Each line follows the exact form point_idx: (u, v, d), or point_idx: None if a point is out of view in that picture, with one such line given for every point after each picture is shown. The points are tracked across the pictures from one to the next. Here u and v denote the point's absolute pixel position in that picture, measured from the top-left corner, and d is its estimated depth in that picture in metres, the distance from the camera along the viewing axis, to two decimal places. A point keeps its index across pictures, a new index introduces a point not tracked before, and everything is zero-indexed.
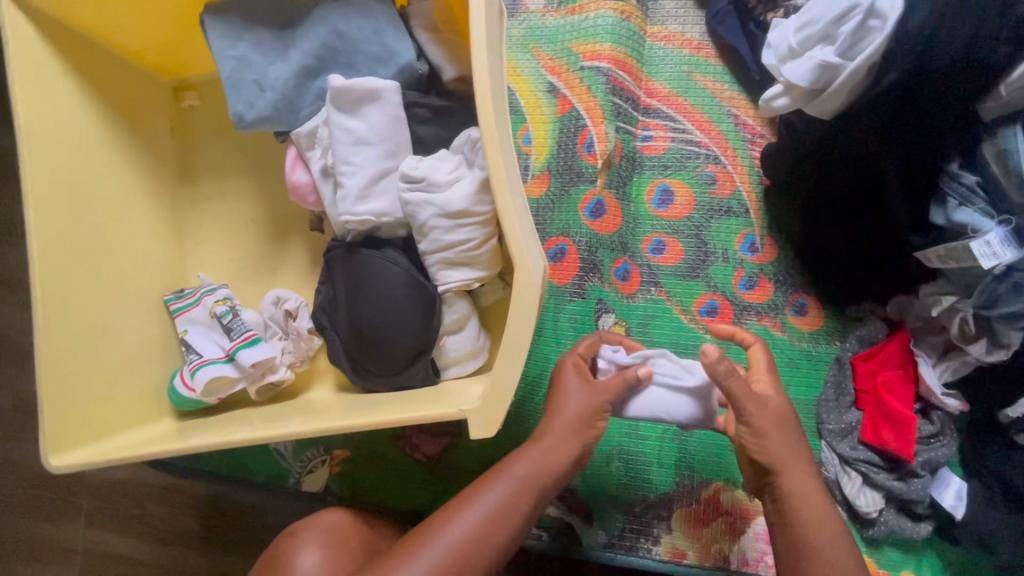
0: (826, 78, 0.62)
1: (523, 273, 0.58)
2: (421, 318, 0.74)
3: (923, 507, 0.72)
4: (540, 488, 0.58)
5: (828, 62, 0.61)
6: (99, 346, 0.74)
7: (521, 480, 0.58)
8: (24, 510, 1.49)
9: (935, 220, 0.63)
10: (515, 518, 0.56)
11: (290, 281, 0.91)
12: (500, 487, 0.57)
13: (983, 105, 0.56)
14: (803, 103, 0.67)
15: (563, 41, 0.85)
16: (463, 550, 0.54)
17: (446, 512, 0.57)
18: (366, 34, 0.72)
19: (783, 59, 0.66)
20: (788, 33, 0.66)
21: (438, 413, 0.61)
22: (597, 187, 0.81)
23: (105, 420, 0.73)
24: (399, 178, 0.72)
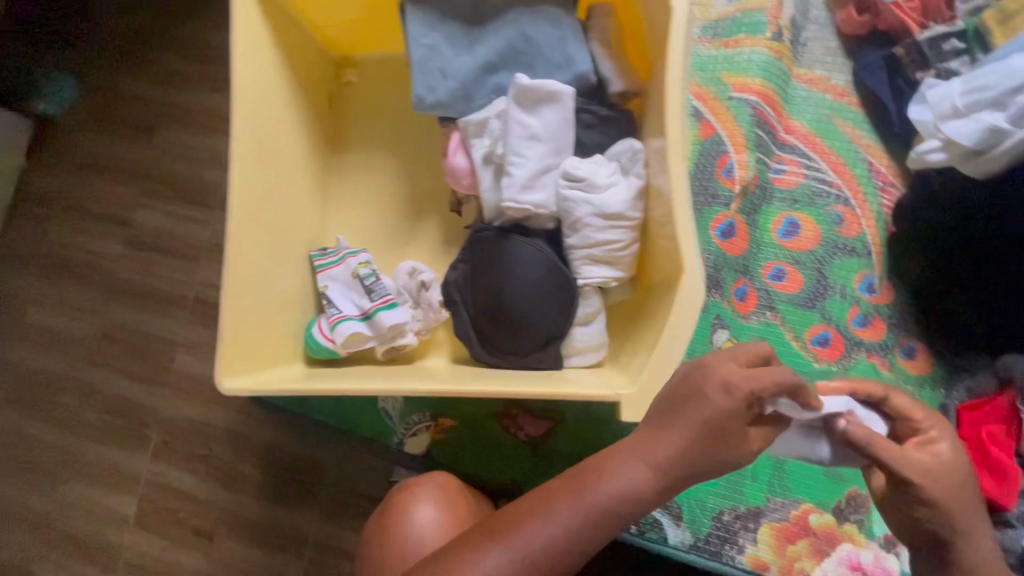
0: (991, 140, 0.69)
1: (690, 278, 0.64)
2: (560, 307, 0.80)
3: (1011, 559, 0.70)
4: (612, 515, 0.48)
5: (999, 126, 0.68)
6: (263, 288, 0.81)
7: (584, 502, 0.48)
8: (99, 433, 1.58)
9: None
10: (591, 539, 0.47)
11: (419, 255, 0.97)
12: (561, 505, 0.48)
13: None
14: (957, 162, 0.73)
15: (713, 70, 0.89)
16: (539, 566, 0.46)
17: (495, 525, 0.49)
18: (551, 41, 0.78)
19: (945, 116, 0.74)
20: (953, 93, 0.73)
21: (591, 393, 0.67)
22: (730, 211, 0.86)
23: (260, 356, 0.80)
24: (561, 175, 0.77)
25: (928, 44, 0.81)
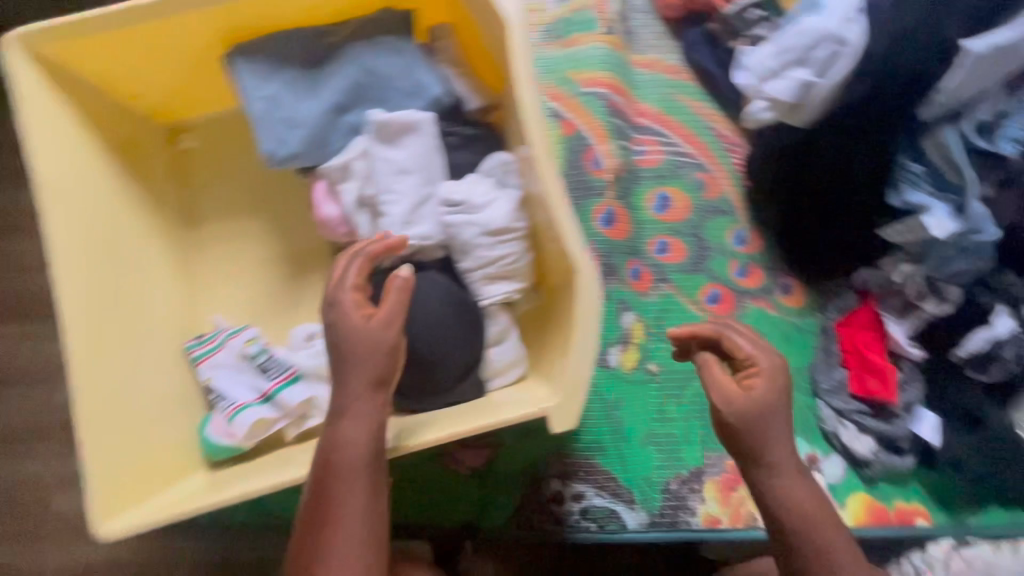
0: (805, 95, 0.74)
1: (585, 277, 0.65)
2: (468, 334, 0.79)
3: (905, 442, 0.86)
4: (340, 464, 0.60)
5: (808, 83, 0.72)
6: (127, 403, 0.72)
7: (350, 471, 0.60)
8: None
9: (893, 203, 0.78)
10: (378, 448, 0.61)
11: (314, 316, 0.90)
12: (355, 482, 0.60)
13: (920, 111, 0.71)
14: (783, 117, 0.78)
15: (562, 70, 0.93)
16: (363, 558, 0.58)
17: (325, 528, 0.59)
18: (397, 71, 0.76)
19: (763, 78, 0.77)
20: (763, 57, 0.76)
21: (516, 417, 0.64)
22: (606, 199, 0.90)
23: (140, 487, 0.69)
24: (439, 203, 0.76)
25: (735, 17, 0.90)
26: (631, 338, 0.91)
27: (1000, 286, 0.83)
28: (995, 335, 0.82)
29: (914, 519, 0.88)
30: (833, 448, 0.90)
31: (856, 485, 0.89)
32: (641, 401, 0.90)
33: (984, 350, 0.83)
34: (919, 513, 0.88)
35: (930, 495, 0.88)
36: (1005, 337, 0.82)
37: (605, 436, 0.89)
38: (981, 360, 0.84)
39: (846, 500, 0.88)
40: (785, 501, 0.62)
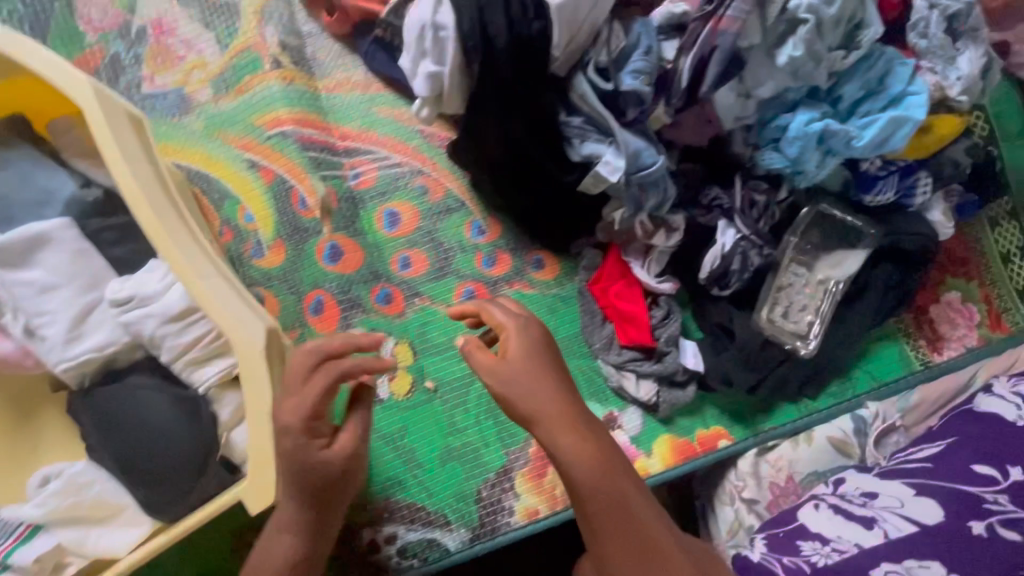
0: (438, 85, 0.71)
1: (242, 343, 0.62)
2: (188, 427, 0.73)
3: (680, 375, 0.87)
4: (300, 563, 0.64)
5: (431, 73, 0.70)
6: None
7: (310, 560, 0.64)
8: None
9: (574, 158, 0.77)
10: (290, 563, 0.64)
11: (57, 454, 0.83)
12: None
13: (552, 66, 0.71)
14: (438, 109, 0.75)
15: (244, 118, 0.89)
16: None
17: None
18: (16, 184, 0.71)
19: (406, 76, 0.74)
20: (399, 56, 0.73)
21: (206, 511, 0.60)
22: (325, 235, 0.88)
23: None
24: (108, 306, 0.71)
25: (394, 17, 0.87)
26: (395, 366, 0.88)
27: (711, 203, 0.85)
28: (720, 249, 0.83)
29: (717, 442, 0.89)
30: (626, 402, 0.89)
31: (657, 429, 0.88)
32: (426, 419, 0.88)
33: (718, 267, 0.84)
34: (721, 435, 0.89)
35: (725, 414, 0.90)
36: (728, 249, 0.83)
37: (400, 469, 0.86)
38: (720, 277, 0.85)
39: (651, 448, 0.87)
40: (601, 493, 0.65)
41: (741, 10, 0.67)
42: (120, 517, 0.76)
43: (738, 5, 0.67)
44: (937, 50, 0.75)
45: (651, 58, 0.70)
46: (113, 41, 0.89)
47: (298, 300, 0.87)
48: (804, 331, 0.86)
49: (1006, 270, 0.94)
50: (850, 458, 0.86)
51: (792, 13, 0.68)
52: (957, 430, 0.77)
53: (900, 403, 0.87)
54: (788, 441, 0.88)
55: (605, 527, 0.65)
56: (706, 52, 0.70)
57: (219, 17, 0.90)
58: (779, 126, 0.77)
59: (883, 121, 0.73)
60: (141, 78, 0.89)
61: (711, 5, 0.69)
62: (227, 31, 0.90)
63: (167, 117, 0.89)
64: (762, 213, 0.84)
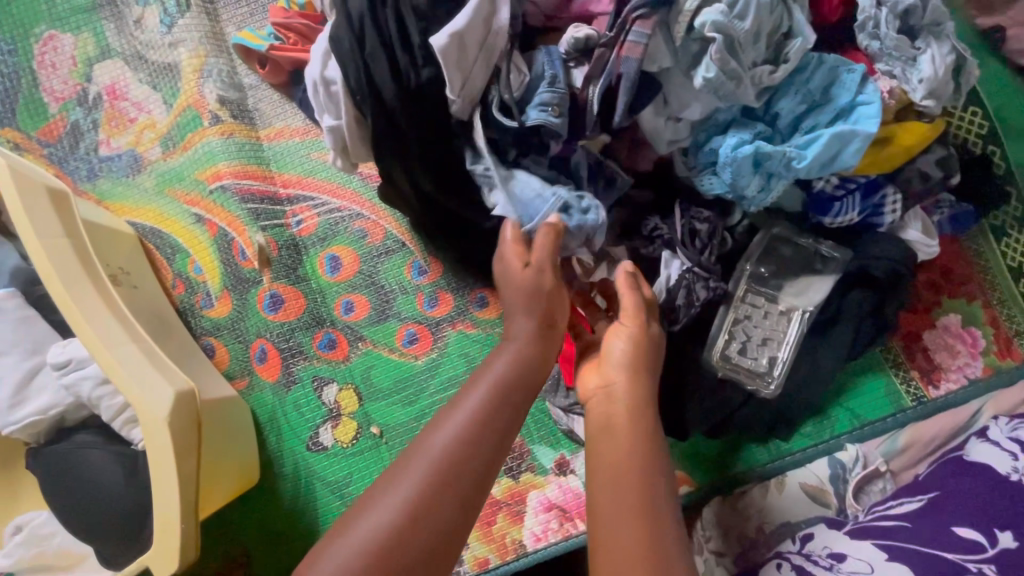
0: (339, 139, 0.69)
1: (148, 410, 0.63)
2: (127, 483, 0.75)
3: None
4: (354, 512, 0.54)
5: (330, 126, 0.68)
6: None
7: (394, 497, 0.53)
8: None
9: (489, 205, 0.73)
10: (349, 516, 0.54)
11: (33, 504, 0.88)
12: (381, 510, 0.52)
13: (453, 109, 0.67)
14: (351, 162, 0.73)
15: (189, 175, 0.92)
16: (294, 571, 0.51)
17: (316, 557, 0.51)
18: None
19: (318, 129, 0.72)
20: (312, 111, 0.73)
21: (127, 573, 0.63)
22: (266, 284, 0.89)
23: None
24: (50, 370, 0.74)
25: None
26: (339, 412, 0.87)
27: (653, 233, 0.79)
28: (664, 282, 0.77)
29: (678, 489, 0.82)
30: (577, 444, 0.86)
31: None
32: (373, 464, 0.85)
33: (664, 301, 0.77)
34: (682, 480, 0.82)
35: (686, 457, 0.83)
36: (674, 283, 0.76)
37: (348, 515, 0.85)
38: (666, 311, 0.77)
39: None
40: (627, 482, 0.58)
41: (642, 34, 0.63)
42: (81, 565, 0.80)
43: (639, 30, 0.64)
44: (891, 52, 0.67)
45: (558, 88, 0.66)
46: (73, 109, 0.96)
47: (244, 349, 0.89)
48: (764, 370, 0.78)
49: (1016, 287, 0.82)
50: (828, 509, 0.76)
51: (700, 32, 0.63)
52: (939, 484, 0.68)
53: (885, 446, 0.77)
54: (758, 488, 0.80)
55: (623, 522, 0.56)
56: (614, 80, 0.66)
57: (163, 78, 0.94)
58: (713, 149, 0.71)
59: (824, 138, 0.66)
60: (98, 141, 0.95)
61: (614, 31, 0.66)
62: (171, 91, 0.94)
63: (121, 178, 0.94)
64: (707, 244, 0.76)
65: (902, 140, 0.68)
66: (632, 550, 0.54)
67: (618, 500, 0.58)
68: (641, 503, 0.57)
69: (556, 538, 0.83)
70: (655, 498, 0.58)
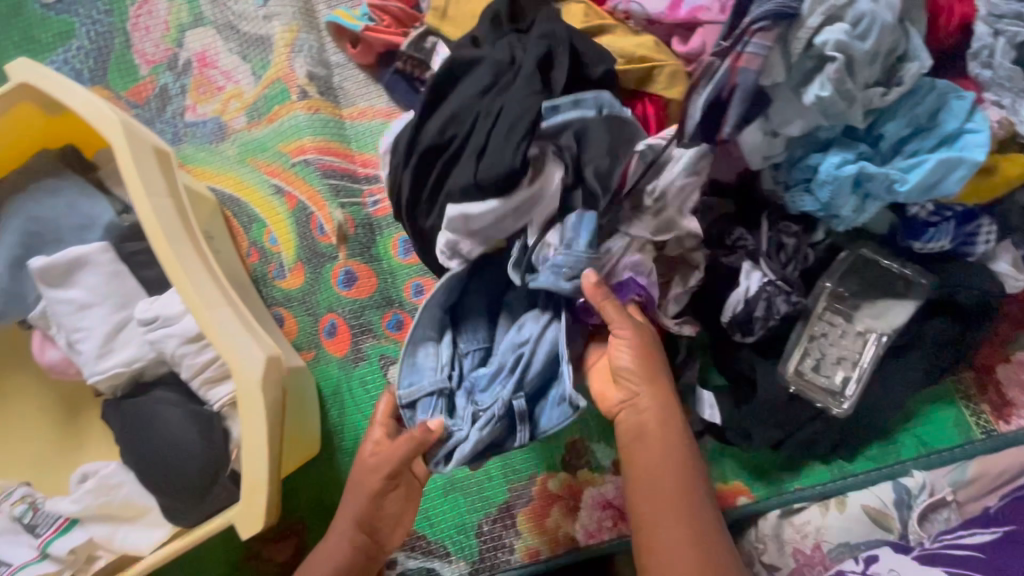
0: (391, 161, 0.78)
1: (243, 372, 0.64)
2: (203, 442, 0.77)
3: (694, 425, 0.81)
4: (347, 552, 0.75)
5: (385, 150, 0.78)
6: None
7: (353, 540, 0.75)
8: None
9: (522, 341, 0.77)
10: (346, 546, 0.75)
11: (97, 454, 0.90)
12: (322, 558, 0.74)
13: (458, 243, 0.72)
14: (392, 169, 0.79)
15: (272, 146, 0.93)
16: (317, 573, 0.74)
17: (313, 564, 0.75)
18: (61, 210, 0.77)
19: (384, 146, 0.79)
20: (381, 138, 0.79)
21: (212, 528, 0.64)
22: (341, 260, 0.90)
23: None
24: (136, 325, 0.76)
25: (412, 49, 0.88)
26: None
27: (736, 243, 0.79)
28: (741, 294, 0.77)
29: (735, 499, 0.82)
30: None
31: None
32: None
33: (740, 313, 0.77)
34: (740, 491, 0.82)
35: (746, 468, 0.83)
36: (751, 295, 0.77)
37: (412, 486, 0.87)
38: (742, 322, 0.78)
39: None
40: (666, 480, 0.67)
41: (762, 46, 0.63)
42: (144, 517, 0.83)
43: (758, 41, 0.63)
44: (1004, 82, 0.67)
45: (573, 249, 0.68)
46: (163, 73, 0.97)
47: (314, 322, 0.90)
48: (837, 389, 0.78)
49: None
50: (889, 533, 0.77)
51: (819, 49, 0.64)
52: (1010, 518, 0.71)
53: (952, 475, 0.78)
54: (817, 506, 0.80)
55: (670, 525, 0.65)
56: (726, 90, 0.67)
57: (254, 49, 0.96)
58: (811, 165, 0.71)
59: (930, 163, 0.65)
60: (184, 107, 0.97)
61: (729, 42, 0.66)
62: (261, 63, 0.95)
63: (205, 144, 0.96)
64: (792, 258, 0.77)
65: (1006, 172, 0.68)
66: (679, 546, 0.64)
67: (661, 505, 0.66)
68: (682, 502, 0.66)
69: (608, 535, 0.85)
70: (693, 496, 0.67)
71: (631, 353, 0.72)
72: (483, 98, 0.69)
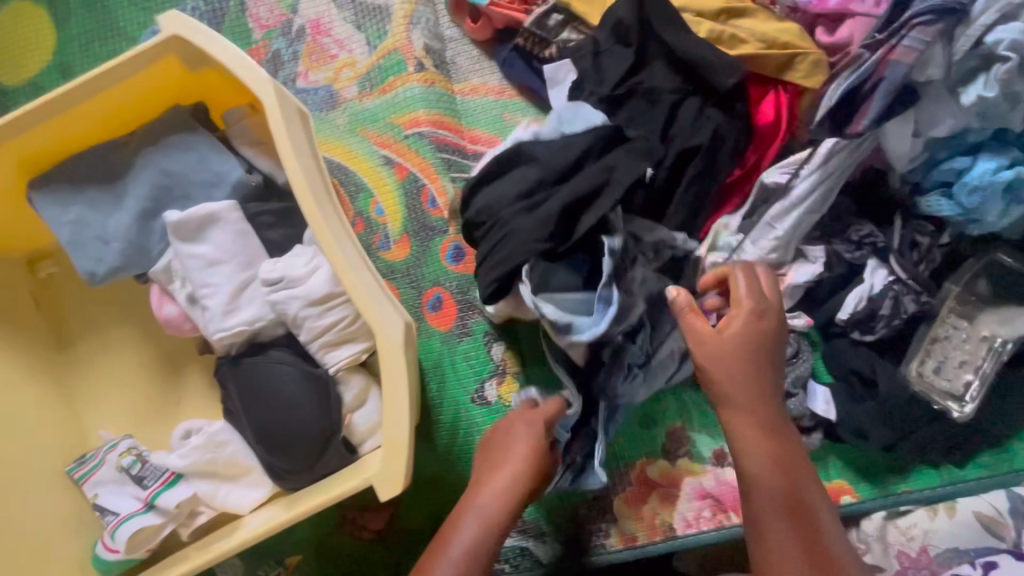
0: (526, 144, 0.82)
1: (385, 337, 0.64)
2: (318, 406, 0.77)
3: (807, 420, 0.81)
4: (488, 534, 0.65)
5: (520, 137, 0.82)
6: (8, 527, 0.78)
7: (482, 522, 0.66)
8: None
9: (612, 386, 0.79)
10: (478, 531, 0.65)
11: (195, 413, 0.91)
12: (456, 541, 0.64)
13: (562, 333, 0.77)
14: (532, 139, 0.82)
15: (384, 117, 0.93)
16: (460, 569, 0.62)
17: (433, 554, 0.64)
18: (192, 166, 0.77)
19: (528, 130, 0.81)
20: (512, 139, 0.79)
21: (346, 490, 0.65)
22: (450, 235, 0.90)
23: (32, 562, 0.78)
24: (260, 284, 0.76)
25: (537, 27, 0.88)
26: (505, 370, 0.88)
27: (863, 239, 0.78)
28: (867, 289, 0.77)
29: (840, 497, 0.81)
30: None
31: None
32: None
33: (864, 309, 0.77)
34: (845, 490, 0.81)
35: (852, 467, 0.82)
36: (878, 292, 0.77)
37: None
38: (864, 320, 0.78)
39: None
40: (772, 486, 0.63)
41: (920, 40, 0.62)
42: (246, 477, 0.83)
43: (917, 34, 0.62)
44: None
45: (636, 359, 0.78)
46: (276, 38, 0.98)
47: (418, 295, 0.90)
48: (958, 393, 0.77)
49: None
50: (1001, 541, 0.75)
51: (989, 49, 0.61)
52: None
53: None
54: (925, 510, 0.79)
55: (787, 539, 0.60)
56: (870, 81, 0.65)
57: (370, 20, 0.96)
58: (954, 168, 0.70)
59: None
60: (296, 73, 0.97)
61: (884, 34, 0.64)
62: (377, 34, 0.95)
63: (315, 111, 0.96)
64: (923, 256, 0.76)
65: None
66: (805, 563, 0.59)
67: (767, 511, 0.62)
68: (791, 508, 0.62)
69: (706, 527, 0.84)
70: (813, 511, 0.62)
71: (742, 335, 0.68)
72: (515, 205, 0.73)
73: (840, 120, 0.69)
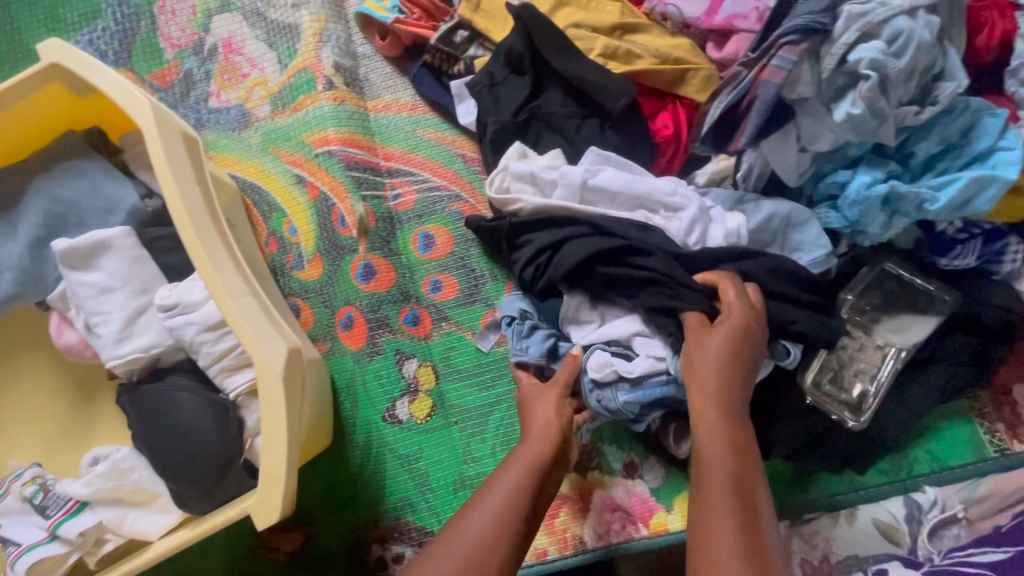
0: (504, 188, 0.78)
1: (263, 366, 0.64)
2: (216, 431, 0.76)
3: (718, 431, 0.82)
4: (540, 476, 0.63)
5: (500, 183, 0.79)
6: None
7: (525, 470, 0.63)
8: None
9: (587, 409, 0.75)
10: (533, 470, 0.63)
11: (108, 438, 0.90)
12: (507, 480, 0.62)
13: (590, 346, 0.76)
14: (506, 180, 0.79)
15: (296, 136, 0.93)
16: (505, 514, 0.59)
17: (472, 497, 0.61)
18: (85, 192, 0.76)
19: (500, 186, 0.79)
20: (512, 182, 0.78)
21: (226, 516, 0.66)
22: (361, 253, 0.89)
23: None
24: (156, 310, 0.75)
25: (443, 45, 0.88)
26: (417, 388, 0.88)
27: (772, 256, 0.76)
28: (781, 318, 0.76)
29: None
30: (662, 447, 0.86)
31: (678, 484, 0.85)
32: (442, 444, 0.87)
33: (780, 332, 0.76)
34: None
35: None
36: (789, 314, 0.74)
37: (413, 495, 0.85)
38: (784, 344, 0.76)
39: (672, 504, 0.84)
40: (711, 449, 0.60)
41: (788, 60, 0.62)
42: (154, 502, 0.82)
43: (785, 54, 0.63)
44: None
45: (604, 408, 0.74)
46: (187, 58, 0.97)
47: (331, 314, 0.90)
48: (855, 403, 0.77)
49: None
50: (897, 547, 0.77)
51: (852, 67, 0.61)
52: None
53: (963, 493, 0.78)
54: (828, 517, 0.80)
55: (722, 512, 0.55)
56: (745, 101, 0.66)
57: (282, 37, 0.96)
58: (836, 182, 0.71)
59: (962, 181, 0.65)
60: (208, 93, 0.96)
61: (757, 53, 0.66)
62: (288, 52, 0.95)
63: (227, 131, 0.95)
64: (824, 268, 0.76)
65: None
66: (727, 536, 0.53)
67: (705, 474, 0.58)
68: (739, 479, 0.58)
69: (618, 539, 0.83)
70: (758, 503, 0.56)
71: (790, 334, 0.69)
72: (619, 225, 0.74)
73: (723, 137, 0.70)
